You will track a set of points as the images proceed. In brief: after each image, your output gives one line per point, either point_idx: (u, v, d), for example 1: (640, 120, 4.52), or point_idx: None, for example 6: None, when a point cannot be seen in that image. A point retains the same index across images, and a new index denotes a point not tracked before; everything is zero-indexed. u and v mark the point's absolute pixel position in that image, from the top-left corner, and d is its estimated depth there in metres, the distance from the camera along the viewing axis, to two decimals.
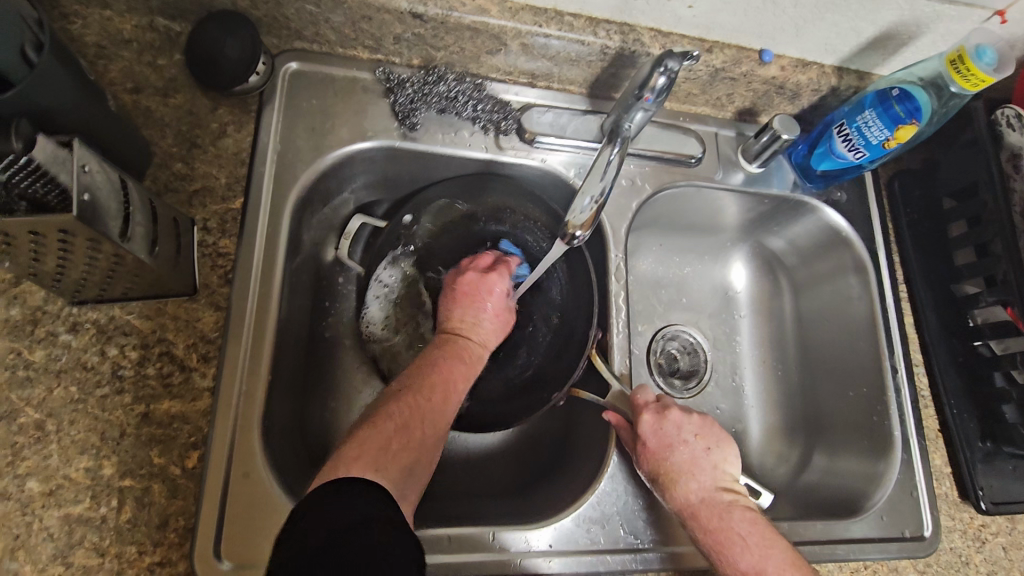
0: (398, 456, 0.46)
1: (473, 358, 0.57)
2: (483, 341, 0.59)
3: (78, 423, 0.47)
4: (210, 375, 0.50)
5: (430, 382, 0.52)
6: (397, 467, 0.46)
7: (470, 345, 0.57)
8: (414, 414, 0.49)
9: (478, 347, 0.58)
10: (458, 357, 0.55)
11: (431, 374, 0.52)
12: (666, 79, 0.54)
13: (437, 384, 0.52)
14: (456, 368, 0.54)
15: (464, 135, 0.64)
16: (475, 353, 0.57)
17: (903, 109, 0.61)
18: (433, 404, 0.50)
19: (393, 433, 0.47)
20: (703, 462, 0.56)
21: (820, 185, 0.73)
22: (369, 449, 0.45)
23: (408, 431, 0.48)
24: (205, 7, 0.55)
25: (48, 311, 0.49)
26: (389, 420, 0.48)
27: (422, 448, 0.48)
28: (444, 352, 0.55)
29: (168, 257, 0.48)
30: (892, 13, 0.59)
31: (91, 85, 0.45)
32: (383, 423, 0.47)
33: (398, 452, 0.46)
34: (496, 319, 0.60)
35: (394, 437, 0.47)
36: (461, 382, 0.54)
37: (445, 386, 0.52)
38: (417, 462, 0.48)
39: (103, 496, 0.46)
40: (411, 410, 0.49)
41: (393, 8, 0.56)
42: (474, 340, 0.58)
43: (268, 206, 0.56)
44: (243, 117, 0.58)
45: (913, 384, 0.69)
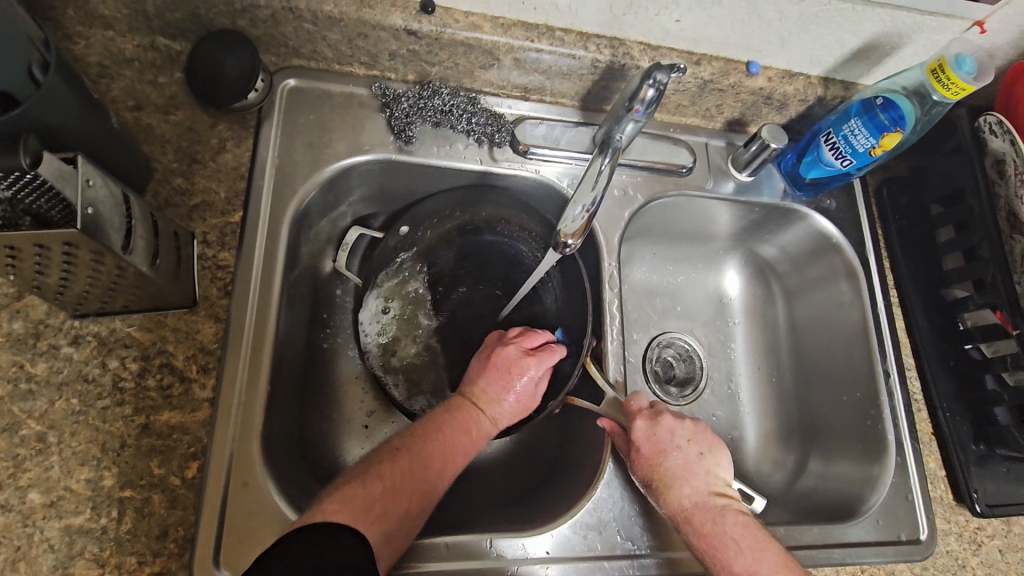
0: (389, 513, 0.48)
1: (480, 436, 0.56)
2: (496, 416, 0.57)
3: (79, 435, 0.48)
4: (210, 386, 0.51)
5: (430, 448, 0.52)
6: (380, 527, 0.47)
7: (482, 420, 0.56)
8: (404, 476, 0.50)
9: (488, 423, 0.57)
10: (470, 434, 0.55)
11: (435, 436, 0.53)
12: (655, 91, 0.55)
13: (436, 452, 0.52)
14: (461, 444, 0.54)
15: (459, 147, 0.65)
16: (484, 428, 0.56)
17: (888, 117, 0.63)
18: (427, 472, 0.51)
19: (381, 497, 0.48)
20: (696, 466, 0.56)
21: (809, 193, 0.74)
22: (354, 507, 0.46)
23: (398, 489, 0.49)
24: (205, 27, 0.57)
25: (49, 325, 0.50)
26: (381, 480, 0.49)
27: (408, 511, 0.49)
28: (457, 421, 0.55)
29: (169, 270, 0.49)
30: (874, 25, 0.61)
31: (93, 102, 0.46)
32: (373, 479, 0.49)
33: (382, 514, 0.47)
34: (519, 405, 0.59)
35: (385, 500, 0.48)
36: (462, 454, 0.54)
37: (444, 459, 0.52)
38: (404, 524, 0.49)
39: (103, 507, 0.46)
40: (403, 472, 0.50)
41: (389, 25, 0.57)
42: (488, 418, 0.57)
43: (267, 219, 0.57)
44: (242, 132, 0.59)
45: (906, 388, 0.70)
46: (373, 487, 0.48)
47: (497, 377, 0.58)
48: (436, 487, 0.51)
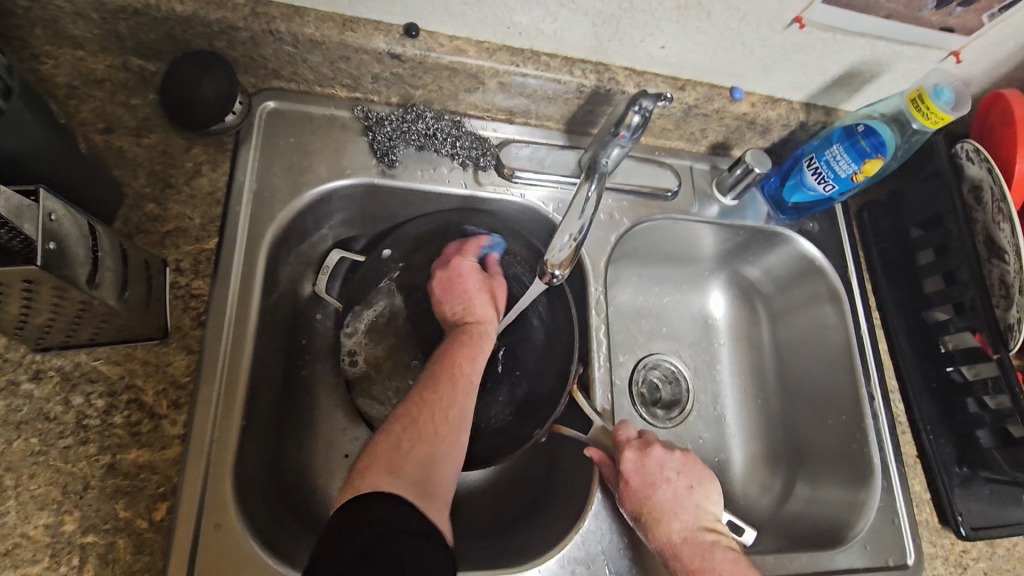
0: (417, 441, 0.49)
1: (478, 337, 0.59)
2: (481, 316, 0.62)
3: (39, 477, 0.45)
4: (181, 422, 0.49)
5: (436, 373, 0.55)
6: (413, 467, 0.47)
7: (472, 330, 0.60)
8: (422, 407, 0.51)
9: (480, 326, 0.61)
10: (465, 343, 0.58)
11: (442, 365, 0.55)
12: (642, 117, 0.55)
13: (443, 375, 0.54)
14: (470, 355, 0.57)
15: (443, 171, 0.64)
16: (477, 332, 0.60)
17: (869, 143, 0.63)
18: (445, 392, 0.53)
19: (404, 435, 0.49)
20: (685, 500, 0.55)
21: (792, 216, 0.75)
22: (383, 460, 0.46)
23: (416, 421, 0.50)
24: (181, 48, 0.55)
25: (9, 359, 0.47)
26: (399, 423, 0.50)
27: (435, 445, 0.49)
28: (452, 343, 0.58)
29: (138, 300, 0.47)
30: (854, 53, 0.62)
31: (59, 127, 0.44)
32: (396, 422, 0.50)
33: (410, 452, 0.47)
34: (484, 292, 0.63)
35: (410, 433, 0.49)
36: (470, 364, 0.56)
37: (452, 372, 0.55)
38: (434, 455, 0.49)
39: (64, 555, 0.44)
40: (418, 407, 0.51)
41: (372, 49, 0.56)
42: (475, 322, 0.61)
43: (243, 245, 0.56)
44: (218, 155, 0.58)
45: (890, 411, 0.70)
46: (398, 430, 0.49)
47: (446, 286, 0.63)
48: (453, 436, 0.51)
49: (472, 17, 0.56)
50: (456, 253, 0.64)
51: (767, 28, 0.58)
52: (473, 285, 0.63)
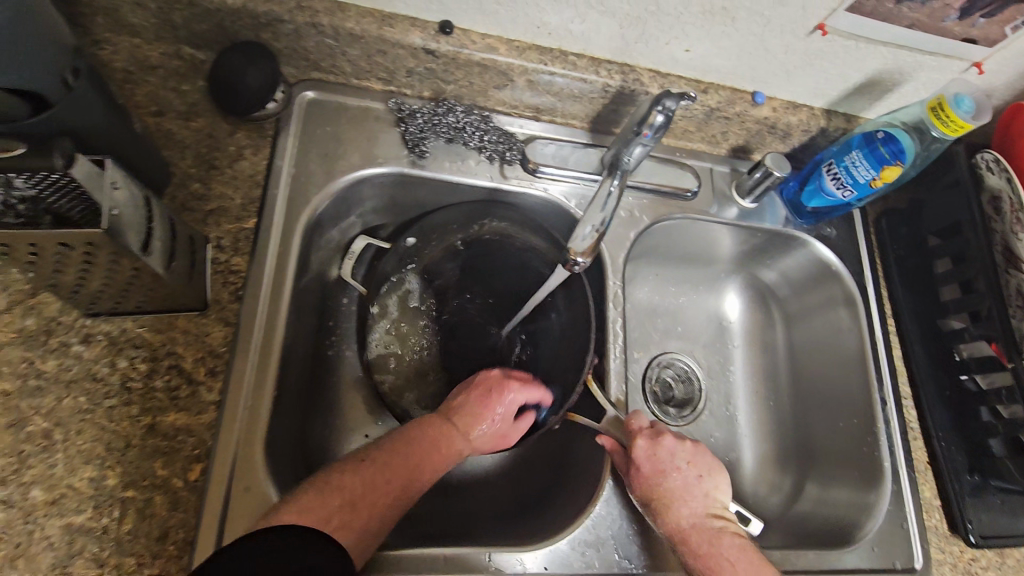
0: (357, 519, 0.48)
1: (450, 459, 0.55)
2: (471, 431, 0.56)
3: (85, 433, 0.48)
4: (216, 389, 0.52)
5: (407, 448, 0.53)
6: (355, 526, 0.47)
7: (456, 445, 0.55)
8: (368, 485, 0.49)
9: (463, 445, 0.56)
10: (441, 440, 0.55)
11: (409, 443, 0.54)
12: (665, 117, 0.57)
13: (405, 460, 0.52)
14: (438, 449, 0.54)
15: (470, 163, 0.67)
16: (455, 448, 0.55)
17: (888, 151, 0.64)
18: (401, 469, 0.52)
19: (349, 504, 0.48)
20: (695, 488, 0.57)
21: (810, 221, 0.76)
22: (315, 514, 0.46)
23: (359, 500, 0.48)
24: (230, 38, 0.58)
25: (62, 322, 0.50)
26: (338, 494, 0.48)
27: (374, 516, 0.49)
28: (426, 434, 0.55)
29: (183, 272, 0.50)
30: (876, 61, 0.63)
31: (114, 102, 0.47)
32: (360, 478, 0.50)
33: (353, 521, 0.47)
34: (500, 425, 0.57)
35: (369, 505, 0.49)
36: (427, 479, 0.53)
37: (411, 475, 0.52)
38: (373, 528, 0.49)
39: (105, 507, 0.47)
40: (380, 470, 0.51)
41: (408, 44, 0.59)
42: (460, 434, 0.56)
43: (280, 226, 0.58)
44: (259, 141, 0.61)
45: (902, 416, 0.71)
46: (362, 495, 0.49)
47: (477, 397, 0.58)
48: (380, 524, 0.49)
49: (504, 16, 0.58)
50: (500, 381, 0.59)
51: (790, 34, 0.59)
52: (497, 423, 0.57)
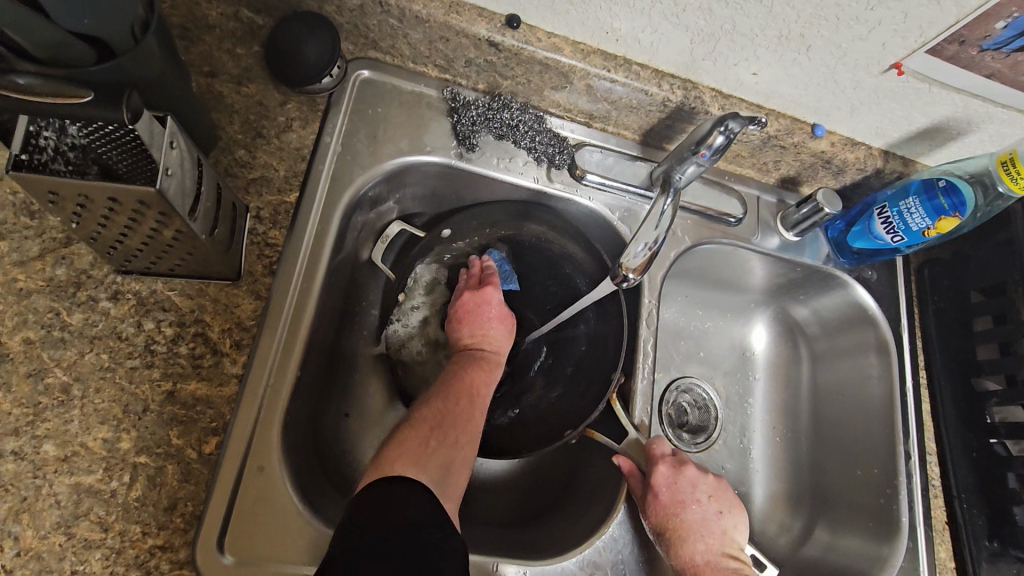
0: (444, 447, 0.52)
1: (490, 366, 0.60)
2: (497, 348, 0.63)
3: (104, 392, 0.47)
4: (240, 362, 0.50)
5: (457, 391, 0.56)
6: (434, 465, 0.50)
7: (486, 356, 0.61)
8: (443, 413, 0.54)
9: (493, 355, 0.62)
10: (484, 368, 0.60)
11: (457, 382, 0.57)
12: (725, 139, 0.54)
13: (464, 391, 0.56)
14: (489, 374, 0.60)
15: (518, 162, 0.65)
16: (490, 360, 0.61)
17: (948, 202, 0.63)
18: (462, 412, 0.55)
19: (430, 435, 0.52)
20: (713, 524, 0.58)
21: (852, 261, 0.74)
22: (409, 452, 0.49)
23: (443, 421, 0.53)
24: (291, 6, 0.57)
25: (92, 276, 0.49)
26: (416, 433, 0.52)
27: (459, 443, 0.53)
28: (469, 365, 0.59)
29: (223, 241, 0.49)
30: (946, 109, 0.61)
31: (175, 59, 0.46)
32: (418, 425, 0.52)
33: (437, 449, 0.51)
34: (504, 323, 0.64)
35: (430, 436, 0.51)
36: (478, 384, 0.58)
37: (470, 388, 0.57)
38: (453, 461, 0.52)
39: (116, 470, 0.45)
40: (441, 411, 0.54)
41: (472, 34, 0.57)
42: (491, 351, 0.62)
43: (321, 203, 0.57)
44: (309, 114, 0.59)
45: (924, 472, 0.69)
46: (419, 429, 0.52)
47: (478, 318, 0.63)
48: (464, 444, 0.54)
49: (574, 17, 0.56)
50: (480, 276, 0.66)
51: (863, 70, 0.57)
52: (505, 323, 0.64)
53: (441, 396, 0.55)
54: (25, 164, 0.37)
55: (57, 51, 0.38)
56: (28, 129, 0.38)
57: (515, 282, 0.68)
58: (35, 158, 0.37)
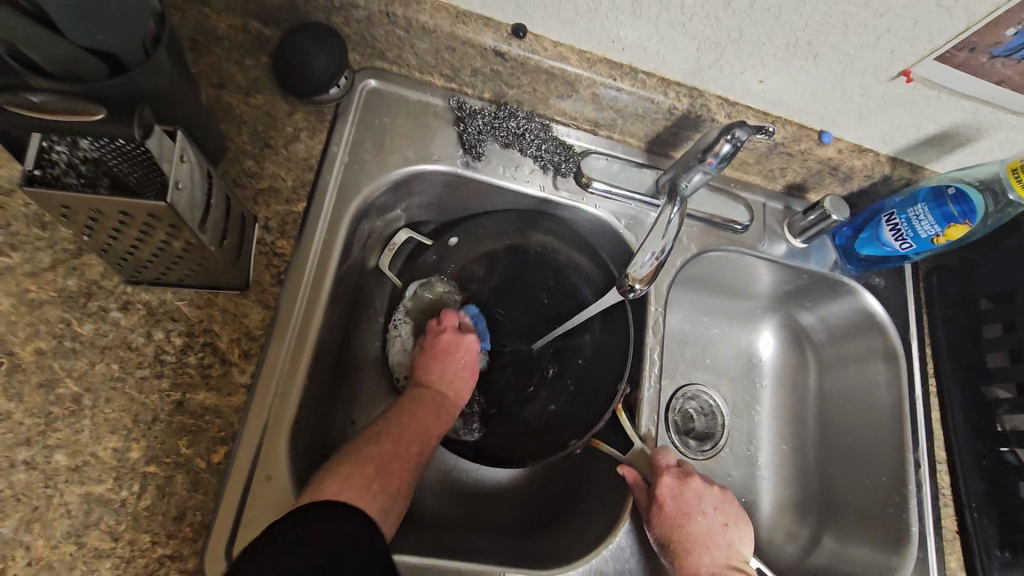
0: (388, 488, 0.51)
1: (446, 414, 0.60)
2: (459, 395, 0.62)
3: (114, 402, 0.47)
4: (249, 372, 0.51)
5: (404, 431, 0.55)
6: (377, 503, 0.50)
7: (447, 405, 0.61)
8: (393, 452, 0.53)
9: (451, 401, 0.61)
10: (441, 416, 0.59)
11: (412, 425, 0.56)
12: (731, 147, 0.54)
13: (413, 435, 0.56)
14: (445, 423, 0.59)
15: (524, 170, 0.65)
16: (449, 407, 0.61)
17: (957, 209, 0.62)
18: (407, 456, 0.54)
19: (375, 474, 0.51)
20: (718, 537, 0.58)
21: (859, 268, 0.74)
22: (354, 483, 0.49)
23: (389, 465, 0.52)
24: (300, 17, 0.57)
25: (103, 286, 0.49)
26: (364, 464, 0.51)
27: (401, 485, 0.52)
28: (422, 406, 0.58)
29: (231, 252, 0.49)
30: (955, 116, 0.61)
31: (185, 71, 0.46)
32: (362, 459, 0.51)
33: (378, 493, 0.50)
34: (470, 374, 0.63)
35: (373, 476, 0.50)
36: (434, 430, 0.58)
37: (423, 434, 0.56)
38: (394, 504, 0.51)
39: (126, 480, 0.46)
40: (389, 452, 0.53)
41: (478, 44, 0.58)
42: (451, 398, 0.61)
43: (329, 213, 0.58)
44: (317, 124, 0.60)
45: (934, 480, 0.68)
46: (364, 468, 0.50)
47: (448, 361, 0.62)
48: (406, 488, 0.53)
49: (580, 26, 0.57)
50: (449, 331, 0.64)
51: (871, 77, 0.57)
52: (466, 379, 0.63)
53: (394, 433, 0.55)
54: (38, 179, 0.38)
55: (69, 67, 0.38)
56: (40, 145, 0.38)
57: (488, 343, 0.68)
58: (47, 173, 0.39)
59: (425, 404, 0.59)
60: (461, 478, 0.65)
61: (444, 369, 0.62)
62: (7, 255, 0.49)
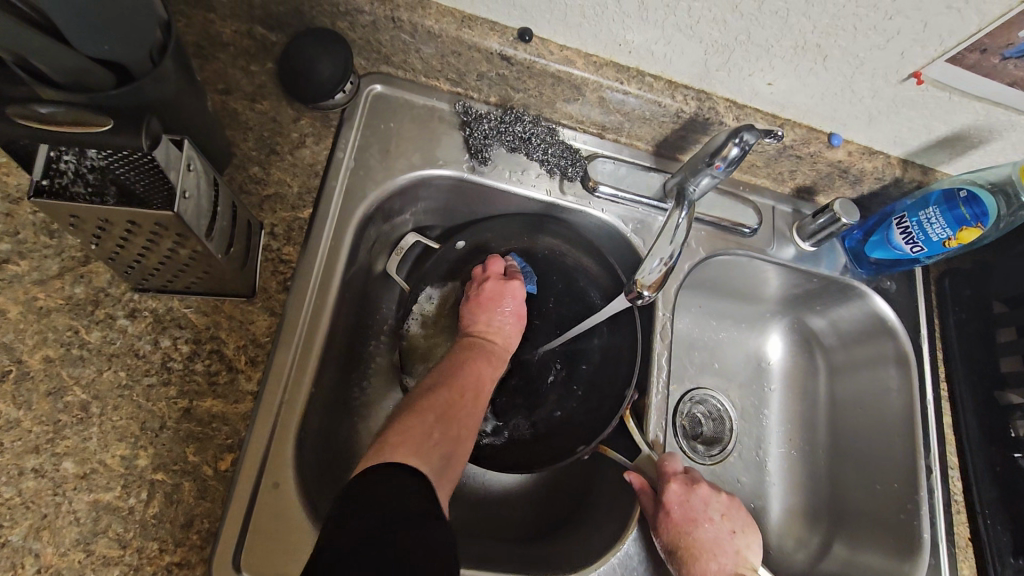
0: (448, 438, 0.52)
1: (498, 361, 0.61)
2: (506, 342, 0.63)
3: (122, 409, 0.47)
4: (255, 379, 0.51)
5: (459, 384, 0.56)
6: (437, 456, 0.49)
7: (496, 351, 0.61)
8: (448, 404, 0.54)
9: (501, 348, 0.62)
10: (492, 364, 0.60)
11: (463, 376, 0.57)
12: (740, 150, 0.54)
13: (469, 385, 0.56)
14: (498, 370, 0.60)
15: (531, 174, 0.65)
16: (500, 355, 0.61)
17: (970, 212, 0.62)
18: (467, 405, 0.55)
19: (435, 423, 0.52)
20: (726, 543, 0.57)
21: (870, 271, 0.73)
22: (411, 439, 0.49)
23: (445, 415, 0.53)
24: (305, 23, 0.57)
25: (110, 294, 0.50)
26: (425, 414, 0.52)
27: (458, 437, 0.53)
28: (474, 356, 0.59)
29: (238, 260, 0.49)
30: (967, 117, 0.60)
31: (191, 78, 0.46)
32: (422, 413, 0.52)
33: (437, 444, 0.50)
34: (517, 319, 0.63)
35: (431, 429, 0.51)
36: (487, 381, 0.58)
37: (476, 385, 0.57)
38: (454, 453, 0.52)
39: (133, 488, 0.46)
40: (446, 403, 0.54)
41: (484, 48, 0.57)
42: (500, 344, 0.62)
43: (335, 218, 0.57)
44: (322, 129, 0.60)
45: (946, 487, 0.67)
46: (426, 417, 0.51)
47: (492, 307, 0.62)
48: (465, 440, 0.54)
49: (587, 29, 0.56)
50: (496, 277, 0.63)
51: (882, 79, 0.56)
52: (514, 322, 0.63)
53: (447, 385, 0.56)
54: (46, 190, 0.37)
55: (77, 78, 0.38)
56: (49, 156, 0.38)
57: (533, 284, 0.67)
58: (55, 183, 0.38)
59: (477, 352, 0.60)
60: (468, 484, 0.65)
61: (489, 317, 0.62)
62: (16, 263, 0.49)
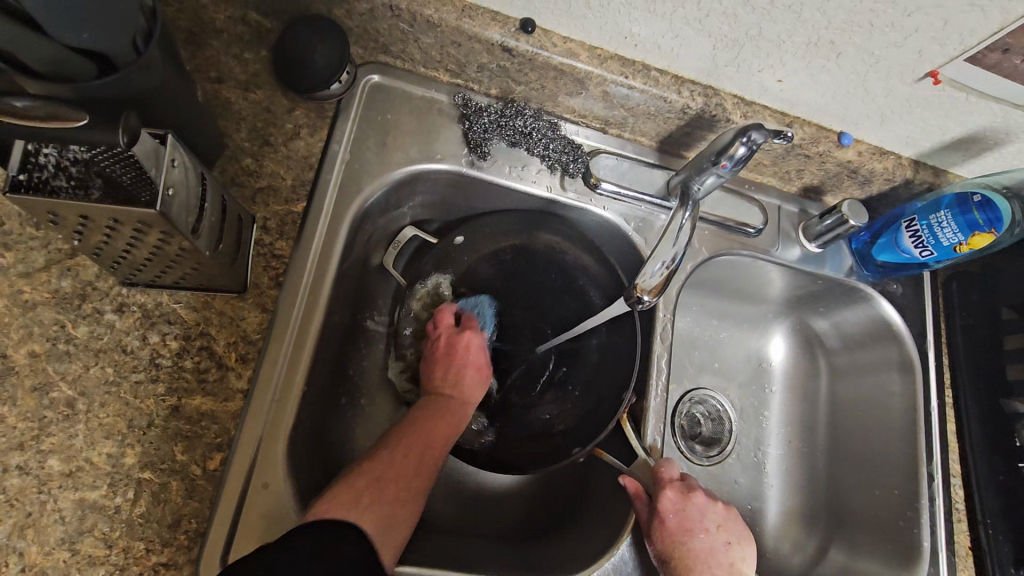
0: (385, 497, 0.50)
1: (455, 417, 0.58)
2: (467, 396, 0.60)
3: (109, 406, 0.46)
4: (246, 377, 0.50)
5: (405, 443, 0.54)
6: (373, 518, 0.48)
7: (454, 408, 0.59)
8: (390, 466, 0.52)
9: (461, 403, 0.59)
10: (449, 421, 0.57)
11: (409, 433, 0.55)
12: (747, 150, 0.52)
13: (416, 443, 0.54)
14: (450, 429, 0.57)
15: (531, 170, 0.64)
16: (455, 412, 0.58)
17: (983, 217, 0.60)
18: (410, 464, 0.53)
19: (368, 488, 0.50)
20: (720, 554, 0.56)
21: (876, 274, 0.71)
22: (348, 497, 0.48)
23: (384, 480, 0.51)
24: (299, 9, 0.55)
25: (97, 288, 0.48)
26: (367, 473, 0.51)
27: (398, 495, 0.51)
28: (428, 412, 0.57)
29: (228, 252, 0.48)
30: (983, 118, 0.58)
31: (179, 67, 0.44)
32: (360, 473, 0.51)
33: (373, 505, 0.49)
34: (477, 373, 0.61)
35: (366, 491, 0.49)
36: (438, 438, 0.56)
37: (422, 445, 0.54)
38: (392, 517, 0.50)
39: (120, 486, 0.45)
40: (387, 468, 0.52)
41: (485, 39, 0.55)
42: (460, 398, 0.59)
43: (329, 212, 0.56)
44: (318, 121, 0.58)
45: (947, 495, 0.66)
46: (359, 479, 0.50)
47: (443, 365, 0.60)
48: (408, 504, 0.52)
49: (591, 21, 0.54)
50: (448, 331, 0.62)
51: (896, 78, 0.54)
52: (473, 373, 0.61)
53: (395, 445, 0.54)
54: (23, 185, 0.37)
55: (58, 67, 0.37)
56: (27, 148, 0.38)
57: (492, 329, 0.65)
58: (34, 177, 0.37)
59: (426, 408, 0.58)
60: (462, 482, 0.64)
61: (441, 378, 0.60)
62: (1, 255, 0.48)
